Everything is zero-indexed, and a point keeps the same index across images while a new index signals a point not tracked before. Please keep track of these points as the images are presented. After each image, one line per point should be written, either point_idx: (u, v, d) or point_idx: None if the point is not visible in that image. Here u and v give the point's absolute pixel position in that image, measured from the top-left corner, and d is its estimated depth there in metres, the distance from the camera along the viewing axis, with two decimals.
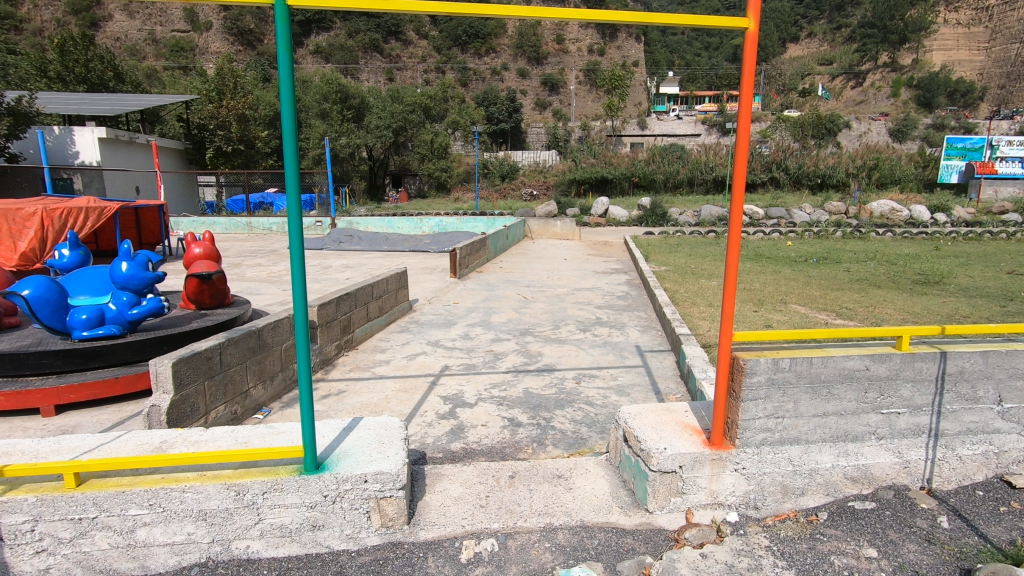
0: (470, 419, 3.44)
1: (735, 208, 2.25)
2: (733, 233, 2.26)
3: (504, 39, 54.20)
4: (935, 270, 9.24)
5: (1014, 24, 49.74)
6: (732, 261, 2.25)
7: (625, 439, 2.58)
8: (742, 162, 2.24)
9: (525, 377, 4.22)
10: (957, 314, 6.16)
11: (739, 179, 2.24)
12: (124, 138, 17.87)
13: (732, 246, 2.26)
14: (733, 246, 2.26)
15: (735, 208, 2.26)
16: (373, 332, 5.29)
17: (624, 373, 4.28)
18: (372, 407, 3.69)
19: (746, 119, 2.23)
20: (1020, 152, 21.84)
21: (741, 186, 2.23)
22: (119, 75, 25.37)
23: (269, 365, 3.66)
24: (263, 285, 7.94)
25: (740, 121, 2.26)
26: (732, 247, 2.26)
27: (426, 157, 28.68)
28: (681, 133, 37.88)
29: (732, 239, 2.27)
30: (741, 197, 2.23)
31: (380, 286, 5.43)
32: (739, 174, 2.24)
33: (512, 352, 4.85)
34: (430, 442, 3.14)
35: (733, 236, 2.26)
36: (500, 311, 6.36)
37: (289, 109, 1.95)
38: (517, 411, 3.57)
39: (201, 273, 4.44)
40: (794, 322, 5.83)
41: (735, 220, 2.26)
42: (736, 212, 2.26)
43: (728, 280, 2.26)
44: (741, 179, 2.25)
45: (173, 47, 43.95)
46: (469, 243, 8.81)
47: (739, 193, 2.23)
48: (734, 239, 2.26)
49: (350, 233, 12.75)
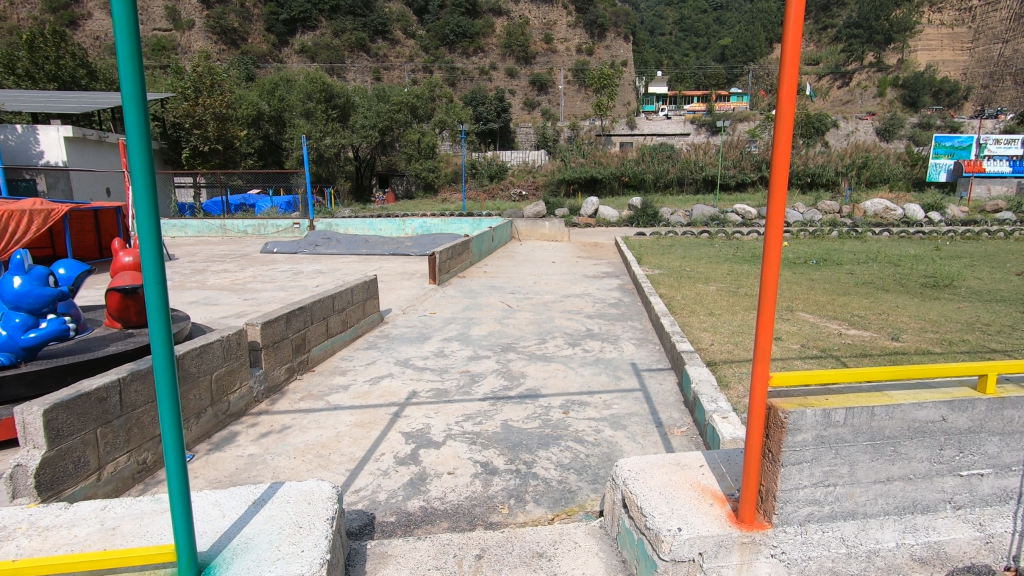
0: (434, 465, 2.83)
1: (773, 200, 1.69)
2: (772, 232, 1.69)
3: (492, 38, 53.64)
4: (943, 272, 8.76)
5: (998, 25, 50.17)
6: (769, 273, 1.69)
7: (625, 507, 2.02)
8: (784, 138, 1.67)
9: (504, 406, 3.61)
10: (980, 323, 5.64)
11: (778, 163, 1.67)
12: (93, 137, 17.04)
13: (770, 252, 1.69)
14: (772, 254, 1.68)
15: (772, 197, 1.70)
16: (334, 350, 4.67)
17: (620, 401, 3.67)
18: (319, 448, 3.05)
19: (793, 78, 1.65)
20: (1008, 151, 21.78)
21: (781, 176, 1.67)
22: (93, 72, 24.42)
23: (192, 401, 3.04)
24: (224, 293, 7.23)
25: (782, 79, 1.69)
26: (770, 256, 1.69)
27: (413, 157, 27.90)
28: (670, 133, 37.53)
29: (767, 242, 1.70)
30: (782, 189, 1.67)
31: (344, 297, 4.84)
32: (779, 161, 1.68)
33: (491, 373, 4.25)
34: (384, 499, 2.53)
35: (770, 239, 1.69)
36: (481, 323, 5.75)
37: (134, 60, 1.30)
38: (491, 451, 2.98)
39: (123, 287, 3.78)
40: (804, 332, 5.26)
41: (772, 215, 1.70)
42: (773, 203, 1.70)
43: (766, 299, 1.68)
44: (780, 159, 1.69)
45: (154, 45, 42.94)
46: (450, 246, 8.18)
47: (779, 183, 1.67)
48: (773, 245, 1.68)
49: (327, 236, 12.06)
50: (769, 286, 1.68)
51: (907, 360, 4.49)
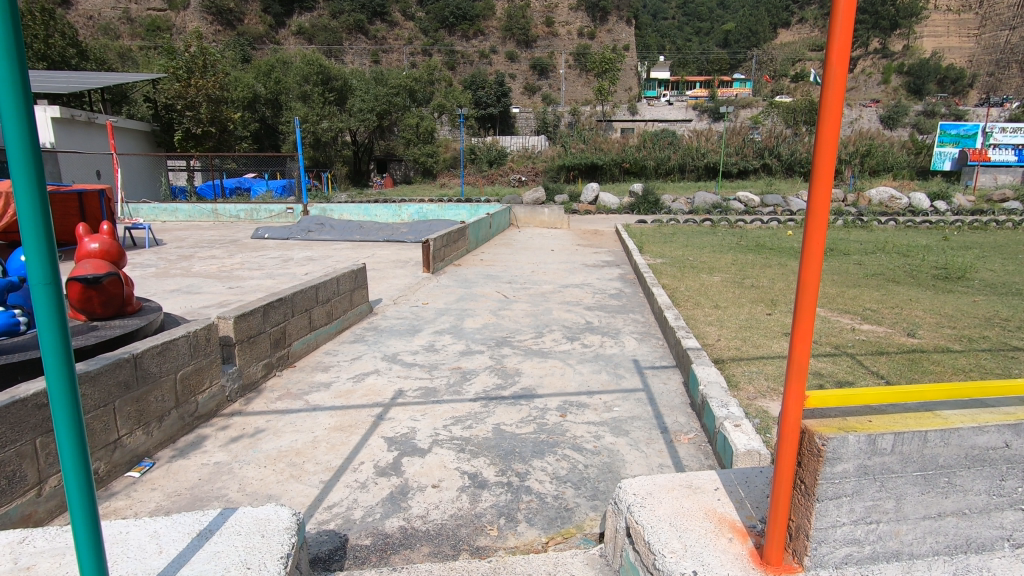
0: (418, 477, 2.57)
1: (818, 183, 1.33)
2: (815, 226, 1.34)
3: (492, 21, 52.79)
4: (955, 263, 8.48)
5: (1006, 11, 49.27)
6: (811, 273, 1.35)
7: (629, 537, 1.77)
8: (835, 101, 1.29)
9: (496, 408, 3.35)
10: (998, 318, 5.37)
11: (826, 134, 1.30)
12: (82, 118, 16.60)
13: (812, 250, 1.34)
14: (815, 249, 1.34)
15: (815, 177, 1.34)
16: (318, 343, 4.40)
17: (622, 403, 3.41)
18: (293, 454, 2.79)
19: (850, 19, 1.27)
20: (1013, 140, 21.11)
21: (828, 151, 1.31)
22: (84, 52, 23.80)
23: (152, 403, 2.77)
24: (208, 281, 6.94)
25: (834, 23, 1.31)
26: (810, 257, 1.36)
27: (412, 142, 27.37)
28: (672, 119, 37.01)
29: (810, 236, 1.35)
30: (829, 169, 1.31)
31: (329, 287, 4.56)
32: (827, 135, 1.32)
33: (483, 370, 3.98)
34: (360, 517, 2.28)
35: (812, 233, 1.34)
36: (475, 315, 5.48)
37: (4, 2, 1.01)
38: (481, 459, 2.73)
39: (84, 277, 3.51)
40: (815, 327, 4.98)
41: (817, 199, 1.34)
42: (818, 184, 1.34)
43: (804, 308, 1.37)
44: (829, 130, 1.32)
45: (148, 26, 42.09)
46: (446, 234, 7.88)
47: (826, 161, 1.32)
48: (815, 240, 1.34)
49: (321, 221, 11.75)
50: (810, 291, 1.36)
51: (927, 359, 4.19)
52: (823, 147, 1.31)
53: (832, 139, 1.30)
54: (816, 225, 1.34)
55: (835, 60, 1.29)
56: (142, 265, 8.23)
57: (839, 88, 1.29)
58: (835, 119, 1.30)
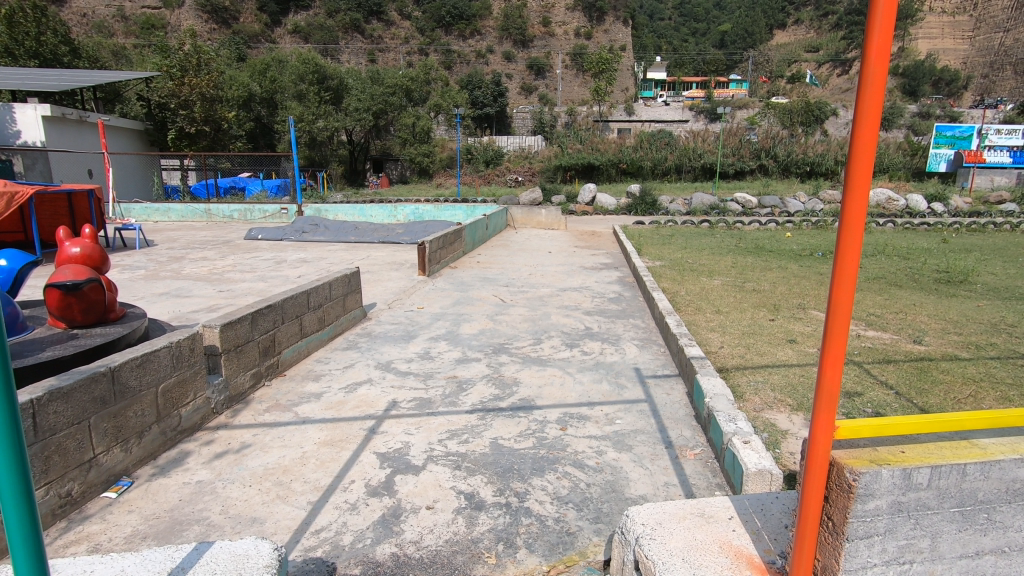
0: (411, 497, 2.44)
1: (855, 193, 1.20)
2: (850, 242, 1.22)
3: (489, 21, 52.65)
4: (956, 266, 8.40)
5: (1000, 14, 49.50)
6: (845, 291, 1.22)
7: (638, 570, 1.65)
8: (875, 102, 1.16)
9: (493, 421, 3.21)
10: (1004, 324, 5.28)
11: (862, 142, 1.18)
12: (74, 116, 16.38)
13: (845, 267, 1.22)
14: (850, 264, 1.21)
15: (851, 186, 1.21)
16: (309, 351, 4.25)
17: (624, 414, 3.29)
18: (280, 472, 2.65)
19: (891, 15, 1.15)
20: (1008, 142, 21.19)
21: (869, 153, 1.18)
22: (77, 50, 23.53)
23: (131, 418, 2.62)
24: (198, 284, 6.79)
25: (872, 17, 1.18)
26: (843, 272, 1.23)
27: (408, 142, 27.21)
28: (668, 120, 36.96)
29: (843, 252, 1.23)
30: (869, 174, 1.18)
31: (321, 292, 4.42)
32: (864, 139, 1.19)
33: (480, 380, 3.84)
34: (349, 544, 2.14)
35: (846, 248, 1.22)
36: (472, 320, 5.34)
37: None
38: (477, 477, 2.61)
39: (63, 283, 3.35)
40: (820, 334, 4.86)
41: (851, 211, 1.21)
42: (852, 194, 1.22)
43: (836, 331, 1.25)
44: (867, 135, 1.20)
45: (143, 24, 41.77)
46: (442, 235, 7.75)
47: (864, 167, 1.19)
48: (849, 255, 1.21)
49: (315, 222, 11.59)
50: (844, 312, 1.23)
51: (936, 368, 4.07)
52: (859, 155, 1.19)
53: (869, 145, 1.18)
54: (850, 241, 1.22)
55: (876, 58, 1.16)
56: (131, 266, 8.06)
57: (879, 89, 1.16)
58: (873, 123, 1.18)
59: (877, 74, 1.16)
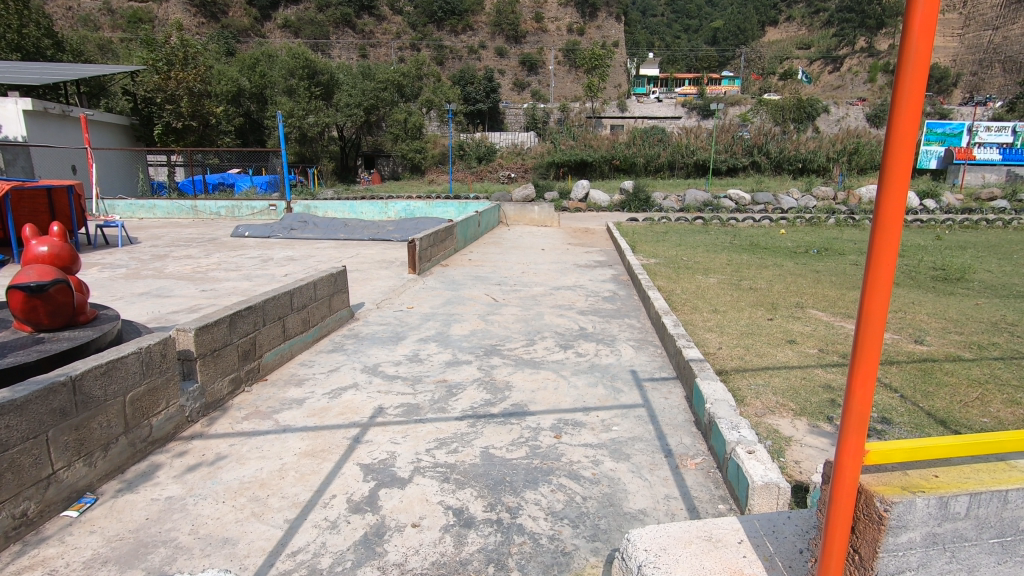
0: (396, 514, 2.29)
1: (891, 187, 1.06)
2: (886, 246, 1.07)
3: (481, 16, 52.28)
4: (951, 263, 8.36)
5: (989, 12, 49.86)
6: (879, 299, 1.08)
7: None
8: (916, 82, 1.02)
9: (484, 428, 3.06)
10: (1004, 323, 5.20)
11: (901, 127, 1.03)
12: (56, 111, 16.01)
13: (880, 274, 1.07)
14: (885, 268, 1.07)
15: (886, 180, 1.07)
16: (293, 354, 4.08)
17: (621, 421, 3.16)
18: (256, 487, 2.49)
19: None
20: (997, 139, 21.30)
21: (908, 140, 1.03)
22: (59, 42, 23.01)
23: (96, 430, 2.45)
24: (180, 283, 6.57)
25: None
26: (878, 277, 1.08)
27: (400, 138, 26.93)
28: (661, 116, 36.86)
29: (876, 255, 1.08)
30: (909, 164, 1.04)
31: (305, 292, 4.25)
32: (902, 125, 1.04)
33: (470, 384, 3.68)
34: (328, 567, 1.99)
35: (882, 250, 1.07)
36: (463, 320, 5.18)
37: None
38: (467, 491, 2.46)
39: (25, 284, 3.15)
40: (820, 334, 4.75)
41: (888, 208, 1.07)
42: (889, 187, 1.07)
43: (869, 343, 1.10)
44: (904, 119, 1.05)
45: (130, 17, 41.02)
46: (432, 233, 7.57)
47: (903, 155, 1.04)
48: (884, 258, 1.07)
49: (304, 219, 11.38)
50: (878, 324, 1.08)
51: (940, 369, 3.96)
52: (899, 143, 1.03)
53: (911, 135, 1.03)
54: (887, 244, 1.07)
55: (918, 34, 1.01)
56: (112, 265, 7.82)
57: (922, 71, 1.01)
58: (916, 109, 1.03)
59: (921, 55, 1.00)
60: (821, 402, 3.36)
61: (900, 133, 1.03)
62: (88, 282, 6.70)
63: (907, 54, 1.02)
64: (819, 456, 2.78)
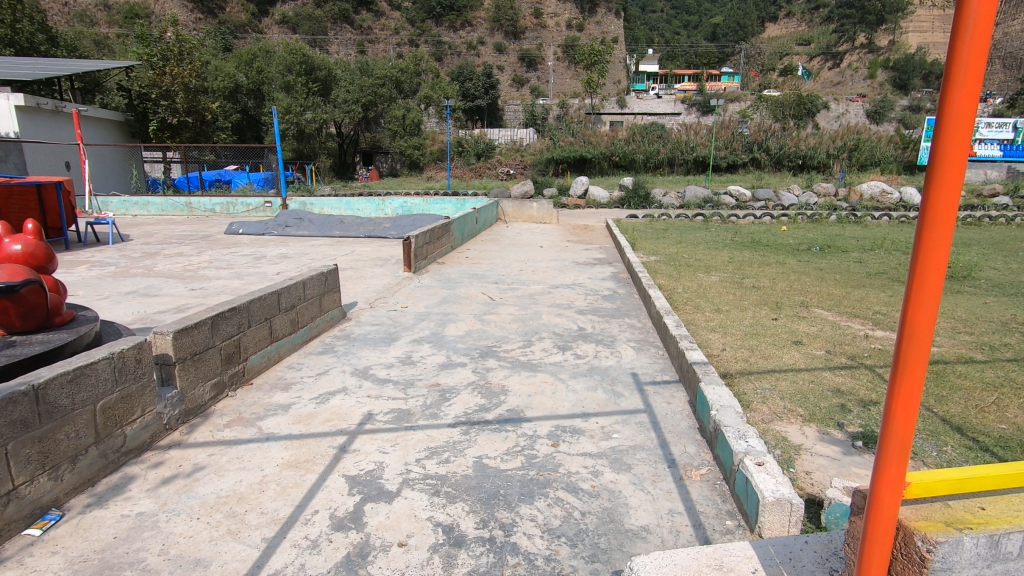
0: (381, 532, 2.14)
1: (944, 183, 0.93)
2: (933, 252, 0.95)
3: (480, 12, 51.99)
4: (957, 260, 8.21)
5: None
6: (925, 310, 0.95)
7: None
8: (973, 65, 0.89)
9: (478, 436, 2.91)
10: (1015, 322, 5.06)
11: (953, 118, 0.91)
12: (49, 107, 15.81)
13: (927, 282, 0.95)
14: (933, 277, 0.94)
15: (936, 178, 0.95)
16: (281, 356, 3.94)
17: (622, 428, 3.01)
18: (233, 502, 2.34)
19: None
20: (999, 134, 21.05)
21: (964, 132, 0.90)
22: (54, 38, 22.76)
23: (63, 440, 2.30)
24: (169, 282, 6.41)
25: None
26: (926, 285, 0.95)
27: (398, 134, 26.71)
28: (661, 112, 36.65)
29: (921, 263, 0.96)
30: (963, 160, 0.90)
31: (294, 292, 4.10)
32: (956, 109, 0.92)
33: (464, 388, 3.52)
34: None
35: (932, 255, 0.95)
36: (458, 320, 5.03)
37: None
38: (458, 506, 2.31)
39: None
40: (826, 334, 4.60)
41: (937, 212, 0.95)
42: (939, 183, 0.94)
43: (914, 362, 0.97)
44: (956, 109, 0.93)
45: (125, 13, 40.65)
46: (428, 230, 7.41)
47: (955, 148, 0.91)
48: (935, 265, 0.94)
49: (299, 216, 11.21)
50: (922, 342, 0.96)
51: (952, 372, 3.81)
52: (952, 136, 0.91)
53: (965, 123, 0.90)
54: (934, 251, 0.95)
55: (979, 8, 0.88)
56: (102, 263, 7.65)
57: (979, 53, 0.89)
58: (972, 95, 0.90)
59: (979, 33, 0.88)
60: (830, 408, 3.21)
61: (956, 124, 0.91)
62: (75, 281, 6.53)
63: (962, 35, 0.89)
64: (830, 465, 2.64)
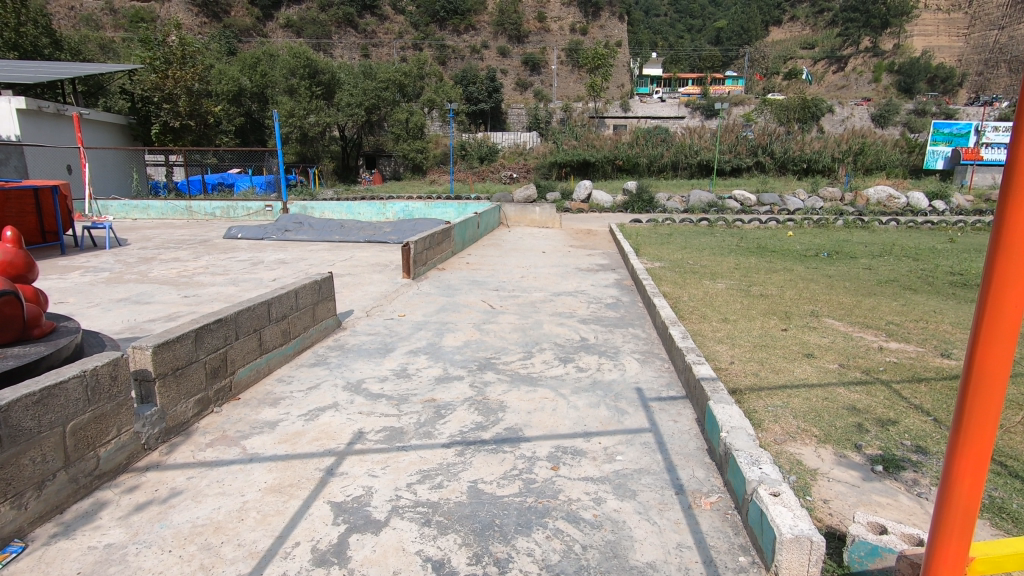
0: (366, 568, 1.98)
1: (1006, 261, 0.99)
2: (999, 323, 1.01)
3: (483, 15, 52.00)
4: (969, 268, 8.01)
5: (994, 11, 49.45)
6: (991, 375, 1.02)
7: None
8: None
9: (473, 458, 2.75)
10: None
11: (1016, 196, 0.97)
12: (50, 110, 15.75)
13: (992, 350, 1.02)
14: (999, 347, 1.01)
15: (997, 250, 1.00)
16: (271, 369, 3.79)
17: (626, 449, 2.84)
18: (209, 532, 2.18)
19: None
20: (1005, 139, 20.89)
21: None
22: (58, 41, 22.80)
23: (28, 465, 2.15)
24: (163, 288, 6.28)
25: None
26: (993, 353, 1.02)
27: (401, 138, 26.58)
28: (664, 116, 36.48)
29: (988, 329, 1.02)
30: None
31: (285, 301, 3.96)
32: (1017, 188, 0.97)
33: (461, 404, 3.36)
34: None
35: (997, 323, 1.01)
36: (456, 330, 4.87)
37: None
38: (450, 537, 2.15)
39: None
40: (839, 346, 4.42)
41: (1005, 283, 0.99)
42: (1003, 256, 1.00)
43: (978, 422, 1.06)
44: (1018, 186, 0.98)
45: (131, 17, 40.79)
46: (428, 236, 7.26)
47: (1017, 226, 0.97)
48: (1000, 334, 1.01)
49: (299, 220, 11.09)
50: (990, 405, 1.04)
51: None
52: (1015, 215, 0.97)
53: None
54: (999, 319, 1.01)
55: None
56: (96, 268, 7.53)
57: None
58: None
59: None
60: (846, 428, 3.03)
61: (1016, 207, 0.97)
62: (67, 286, 6.41)
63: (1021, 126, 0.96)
64: (849, 493, 2.46)
